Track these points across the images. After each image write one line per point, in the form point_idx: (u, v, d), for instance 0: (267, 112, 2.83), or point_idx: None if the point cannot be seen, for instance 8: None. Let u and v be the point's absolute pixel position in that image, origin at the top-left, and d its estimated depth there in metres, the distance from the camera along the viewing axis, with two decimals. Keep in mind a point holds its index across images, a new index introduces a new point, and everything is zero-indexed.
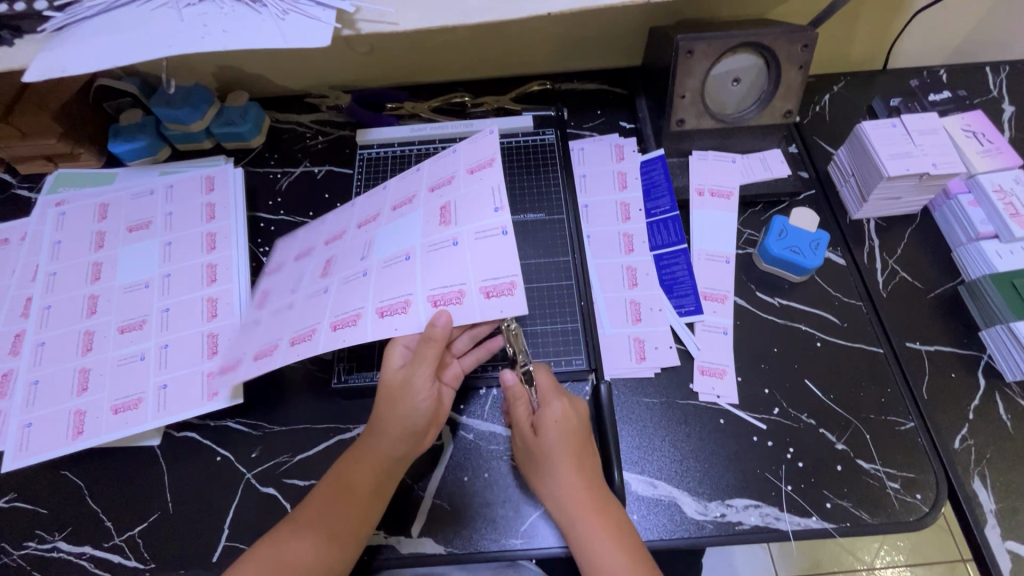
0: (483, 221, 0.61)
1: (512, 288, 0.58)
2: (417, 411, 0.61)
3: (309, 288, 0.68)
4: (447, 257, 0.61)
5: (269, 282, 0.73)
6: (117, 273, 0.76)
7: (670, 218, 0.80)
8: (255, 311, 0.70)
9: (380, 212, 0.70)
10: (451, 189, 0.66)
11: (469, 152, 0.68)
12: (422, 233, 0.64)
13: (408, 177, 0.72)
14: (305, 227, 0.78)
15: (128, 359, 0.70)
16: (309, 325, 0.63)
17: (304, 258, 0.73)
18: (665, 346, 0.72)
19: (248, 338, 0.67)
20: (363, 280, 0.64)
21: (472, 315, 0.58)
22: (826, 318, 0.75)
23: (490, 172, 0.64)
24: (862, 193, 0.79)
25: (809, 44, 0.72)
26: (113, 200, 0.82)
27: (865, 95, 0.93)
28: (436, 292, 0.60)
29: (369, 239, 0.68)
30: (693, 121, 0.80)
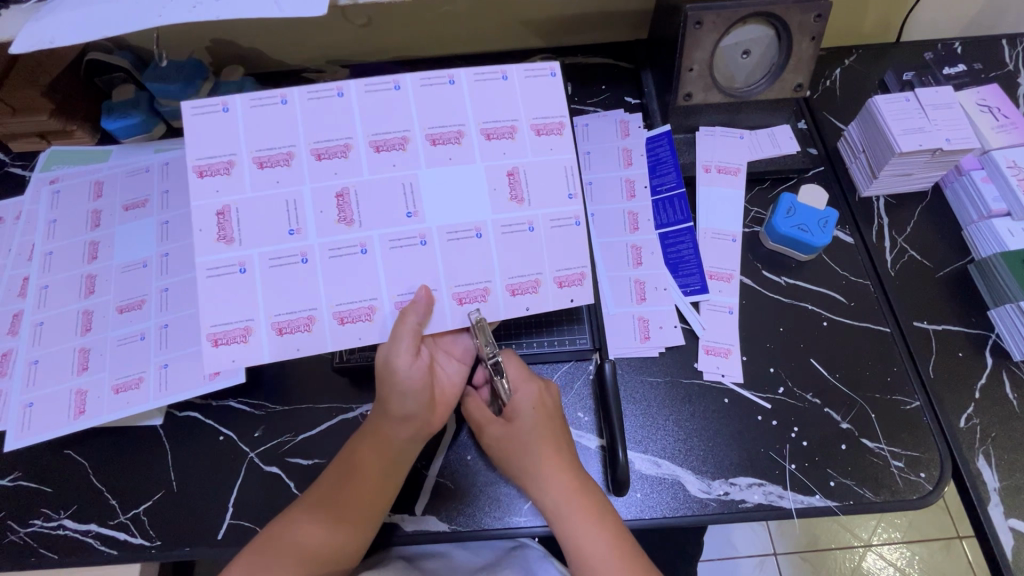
0: (556, 208, 0.61)
1: (582, 279, 0.61)
2: (407, 390, 0.58)
3: (321, 234, 0.57)
4: (524, 243, 0.60)
5: (229, 195, 0.56)
6: (114, 251, 0.75)
7: (676, 195, 0.78)
8: (224, 248, 0.56)
9: (410, 134, 0.59)
10: (515, 148, 0.60)
11: (527, 94, 0.61)
12: (490, 207, 0.60)
13: (441, 96, 0.60)
14: (259, 103, 0.57)
15: (128, 338, 0.70)
16: (360, 302, 0.58)
17: (281, 170, 0.57)
18: (670, 325, 0.72)
19: (245, 300, 0.56)
20: (421, 250, 0.59)
21: (546, 304, 0.61)
22: (835, 297, 0.74)
23: (560, 145, 0.61)
24: (873, 169, 0.77)
25: (822, 14, 0.70)
26: (107, 177, 0.80)
27: (876, 69, 0.90)
28: (513, 281, 0.60)
29: (406, 183, 0.59)
30: (701, 95, 0.77)
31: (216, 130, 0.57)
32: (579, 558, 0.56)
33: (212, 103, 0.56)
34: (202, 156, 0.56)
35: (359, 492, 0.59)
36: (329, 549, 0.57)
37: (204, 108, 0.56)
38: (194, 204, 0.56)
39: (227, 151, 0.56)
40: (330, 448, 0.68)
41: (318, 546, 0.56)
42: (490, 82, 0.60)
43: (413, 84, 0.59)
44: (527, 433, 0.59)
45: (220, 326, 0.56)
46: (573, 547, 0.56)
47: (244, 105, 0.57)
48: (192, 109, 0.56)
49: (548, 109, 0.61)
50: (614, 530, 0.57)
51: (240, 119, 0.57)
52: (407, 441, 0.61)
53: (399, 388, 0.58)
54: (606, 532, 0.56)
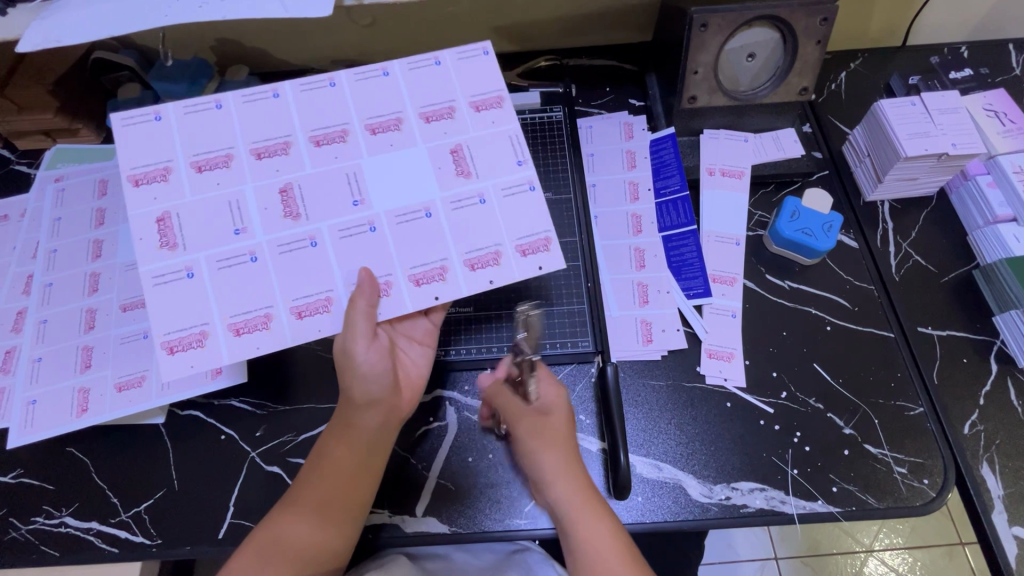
0: (507, 176, 0.60)
1: (547, 245, 0.59)
2: (365, 375, 0.58)
3: (268, 231, 0.57)
4: (477, 216, 0.59)
5: (167, 201, 0.56)
6: (117, 250, 0.75)
7: (680, 198, 0.78)
8: (168, 254, 0.55)
9: (350, 126, 0.60)
10: (456, 126, 0.61)
11: (464, 75, 0.62)
12: (438, 184, 0.59)
13: (377, 88, 0.61)
14: (191, 109, 0.58)
15: (131, 337, 0.70)
16: (317, 294, 0.56)
17: (221, 172, 0.57)
18: (672, 329, 0.71)
19: (196, 305, 0.55)
20: (373, 237, 0.58)
21: (510, 275, 0.58)
22: (838, 301, 0.73)
23: (502, 117, 0.61)
24: (878, 173, 0.77)
25: (828, 18, 0.69)
26: (112, 176, 0.81)
27: (883, 73, 0.90)
28: (472, 256, 0.58)
29: (350, 173, 0.59)
30: (705, 98, 0.77)
31: (148, 137, 0.57)
32: (586, 557, 0.55)
33: (142, 112, 0.57)
34: (137, 165, 0.56)
35: (336, 487, 0.59)
36: (316, 546, 0.57)
37: (135, 119, 0.57)
38: (132, 215, 0.55)
39: (163, 157, 0.57)
40: None
41: (301, 544, 0.56)
42: (422, 69, 0.62)
43: (349, 80, 0.60)
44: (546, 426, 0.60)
45: (174, 332, 0.54)
46: (579, 545, 0.55)
47: (177, 113, 0.57)
48: (121, 121, 0.57)
49: (483, 85, 0.62)
50: (618, 532, 0.56)
51: (173, 126, 0.57)
52: (378, 431, 0.60)
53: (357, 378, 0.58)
54: (610, 533, 0.56)
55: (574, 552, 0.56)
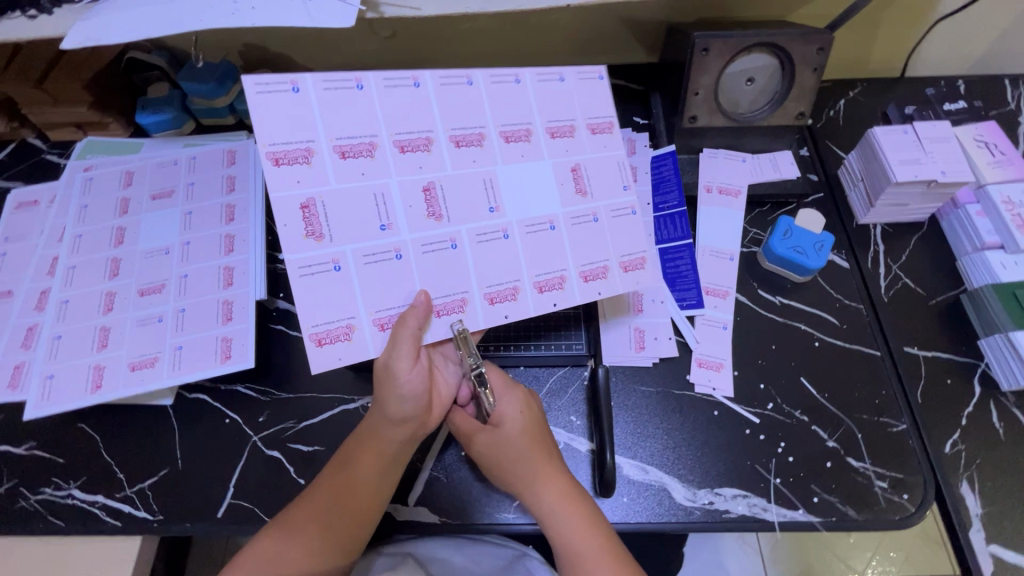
0: (615, 200, 0.69)
1: (644, 262, 0.69)
2: (407, 395, 0.61)
3: (413, 230, 0.62)
4: (590, 233, 0.67)
5: (314, 189, 0.58)
6: (139, 238, 0.78)
7: (677, 213, 0.81)
8: (317, 245, 0.58)
9: (532, 127, 0.66)
10: (574, 146, 0.68)
11: (583, 96, 0.69)
12: (559, 201, 0.67)
13: (511, 93, 0.66)
14: (330, 86, 0.59)
15: (146, 320, 0.72)
16: (454, 295, 0.63)
17: (365, 161, 0.60)
18: (665, 337, 0.74)
19: (346, 297, 0.59)
20: (505, 242, 0.65)
21: (616, 289, 0.67)
22: (828, 319, 0.76)
23: (613, 142, 0.69)
24: (870, 198, 0.79)
25: (825, 48, 0.73)
26: (138, 168, 0.85)
27: (880, 103, 0.94)
28: (586, 268, 0.67)
29: (486, 178, 0.65)
30: (706, 118, 0.81)
31: (284, 110, 0.57)
32: (572, 561, 0.58)
33: (281, 82, 0.57)
34: (278, 144, 0.57)
35: (351, 495, 0.62)
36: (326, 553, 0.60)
37: (272, 86, 0.57)
38: (277, 196, 0.57)
39: (305, 138, 0.58)
40: (330, 435, 0.71)
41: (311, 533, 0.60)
42: (550, 81, 0.68)
43: (485, 81, 0.65)
44: (514, 440, 0.62)
45: (322, 325, 0.58)
46: (566, 551, 0.59)
47: (316, 87, 0.58)
48: (256, 86, 0.57)
49: (599, 110, 0.69)
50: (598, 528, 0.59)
51: (313, 101, 0.58)
52: (405, 443, 0.63)
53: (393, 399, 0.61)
54: (588, 527, 0.59)
55: (561, 557, 0.59)
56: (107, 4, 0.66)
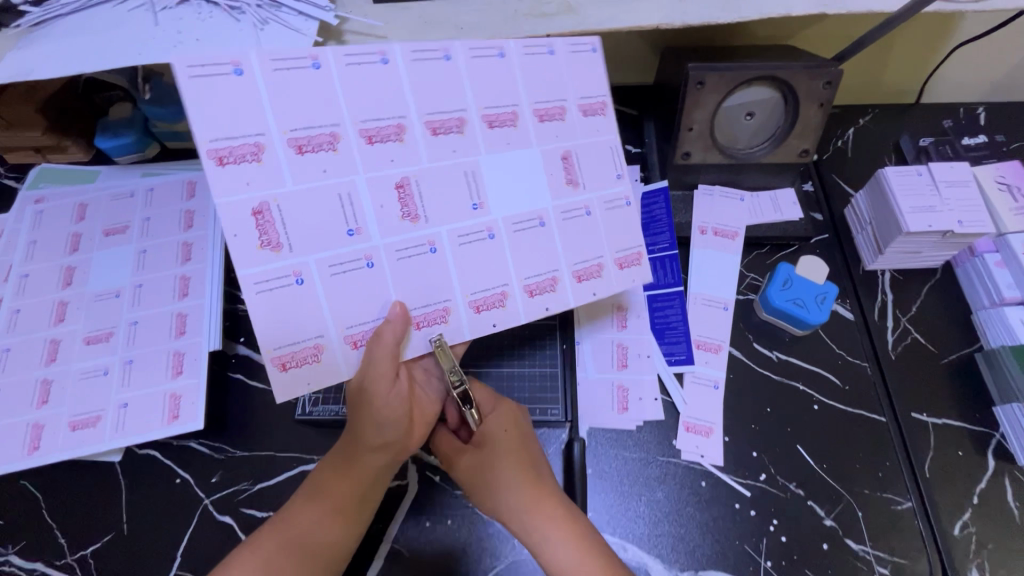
0: (609, 190, 0.63)
1: (639, 258, 0.64)
2: (384, 419, 0.56)
3: (385, 235, 0.54)
4: (583, 227, 0.62)
5: (269, 192, 0.50)
6: (89, 278, 0.73)
7: (668, 256, 0.75)
8: (276, 258, 0.51)
9: (519, 109, 0.59)
10: (566, 130, 0.61)
11: (575, 70, 0.62)
12: (550, 193, 0.60)
13: (495, 70, 0.58)
14: (280, 66, 0.50)
15: (90, 374, 0.67)
16: (433, 304, 0.56)
17: (326, 156, 0.52)
18: (650, 398, 0.68)
19: (312, 315, 0.53)
20: (491, 243, 0.58)
21: (612, 288, 0.63)
22: (829, 378, 0.70)
23: (605, 125, 0.63)
24: (878, 243, 0.73)
25: (832, 81, 0.66)
26: (92, 200, 0.79)
27: (892, 132, 0.87)
28: (579, 268, 0.61)
29: (468, 171, 0.57)
30: (700, 155, 0.74)
31: (227, 97, 0.49)
32: None
33: (220, 65, 0.48)
34: (221, 138, 0.49)
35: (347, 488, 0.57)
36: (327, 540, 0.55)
37: (209, 71, 0.48)
38: (222, 203, 0.49)
39: (254, 132, 0.50)
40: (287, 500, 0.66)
41: (320, 536, 0.55)
42: (538, 55, 0.60)
43: (463, 55, 0.57)
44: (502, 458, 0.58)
45: (286, 347, 0.52)
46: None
47: (263, 66, 0.49)
48: (189, 69, 0.48)
49: (591, 88, 0.62)
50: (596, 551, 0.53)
51: (260, 83, 0.49)
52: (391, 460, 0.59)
53: (375, 415, 0.56)
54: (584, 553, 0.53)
55: None
56: (44, 33, 0.61)
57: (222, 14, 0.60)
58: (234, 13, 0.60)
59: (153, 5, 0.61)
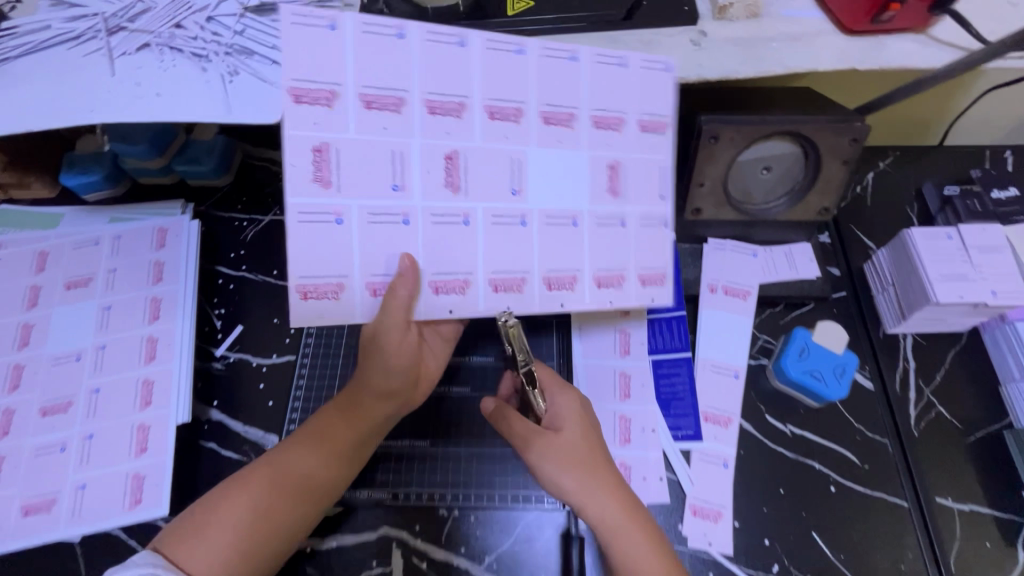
0: (648, 209, 0.56)
1: (663, 281, 0.58)
2: (392, 370, 0.56)
3: (426, 197, 0.51)
4: (614, 239, 0.56)
5: (337, 135, 0.48)
6: (48, 339, 0.67)
7: (676, 318, 0.70)
8: (323, 193, 0.49)
9: (577, 112, 0.53)
10: (619, 141, 0.55)
11: (638, 85, 0.54)
12: (589, 196, 0.55)
13: (562, 72, 0.52)
14: (369, 28, 0.48)
15: (47, 449, 0.62)
16: (455, 274, 0.53)
17: (389, 116, 0.49)
18: (655, 477, 0.63)
19: (341, 254, 0.51)
20: (523, 230, 0.54)
21: (627, 302, 0.57)
22: (846, 456, 0.65)
23: (664, 147, 0.56)
24: (901, 307, 0.67)
25: (858, 137, 0.61)
26: (54, 248, 0.73)
27: (914, 176, 0.81)
28: (601, 273, 0.56)
29: (515, 158, 0.52)
30: (711, 211, 0.69)
31: (314, 46, 0.47)
32: None
33: (319, 16, 0.47)
34: (303, 78, 0.47)
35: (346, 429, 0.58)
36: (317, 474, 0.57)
37: (308, 17, 0.47)
38: (288, 133, 0.47)
39: (332, 79, 0.48)
40: None
41: (294, 486, 0.55)
42: (607, 65, 0.53)
43: (537, 53, 0.51)
44: (575, 441, 0.54)
45: (310, 277, 0.50)
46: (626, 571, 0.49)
47: (353, 27, 0.48)
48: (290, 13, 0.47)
49: (656, 103, 0.55)
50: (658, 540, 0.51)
51: (348, 41, 0.48)
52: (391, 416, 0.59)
53: (388, 365, 0.55)
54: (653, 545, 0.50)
55: None
56: None
57: (187, 62, 0.54)
58: (200, 62, 0.54)
59: (110, 50, 0.55)
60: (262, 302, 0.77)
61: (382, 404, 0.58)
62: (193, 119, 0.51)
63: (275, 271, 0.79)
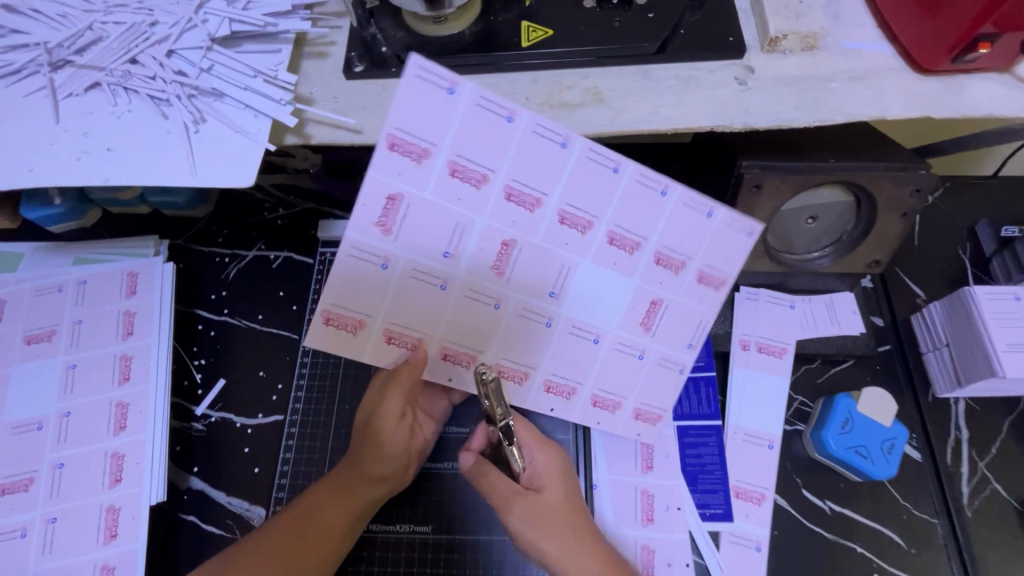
0: (673, 352, 0.55)
1: (659, 420, 0.56)
2: (387, 455, 0.53)
3: (471, 272, 0.50)
4: (624, 369, 0.55)
5: (400, 182, 0.46)
6: (5, 404, 0.61)
7: (704, 378, 0.63)
8: (378, 236, 0.47)
9: (645, 243, 0.51)
10: (672, 283, 0.52)
11: (677, 219, 0.50)
12: (620, 321, 0.53)
13: (648, 205, 0.49)
14: (485, 105, 0.44)
15: (8, 534, 0.56)
16: (468, 349, 0.52)
17: (467, 189, 0.47)
18: (681, 563, 0.57)
19: (372, 295, 0.49)
20: (544, 331, 0.53)
21: (614, 429, 0.56)
22: (891, 538, 0.59)
23: (711, 299, 0.53)
24: (957, 373, 0.60)
25: (922, 189, 0.53)
26: (12, 295, 0.66)
27: (967, 211, 0.73)
28: (603, 394, 0.55)
29: (566, 266, 0.51)
30: (747, 261, 0.61)
31: (425, 104, 0.44)
32: None
33: (443, 75, 0.43)
34: (402, 127, 0.44)
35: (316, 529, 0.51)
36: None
37: (432, 73, 0.43)
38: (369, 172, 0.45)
39: (429, 138, 0.45)
40: None
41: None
42: (649, 189, 0.49)
43: (583, 151, 0.46)
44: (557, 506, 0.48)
45: (339, 304, 0.49)
46: None
47: (472, 98, 0.44)
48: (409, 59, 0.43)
49: (687, 244, 0.51)
50: None
51: (457, 112, 0.44)
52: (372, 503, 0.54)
53: (381, 451, 0.52)
54: None
55: None
56: None
57: (145, 106, 0.46)
58: (161, 106, 0.46)
59: (52, 89, 0.47)
60: (245, 352, 0.70)
61: (360, 489, 0.53)
62: (150, 178, 0.44)
63: (260, 316, 0.72)
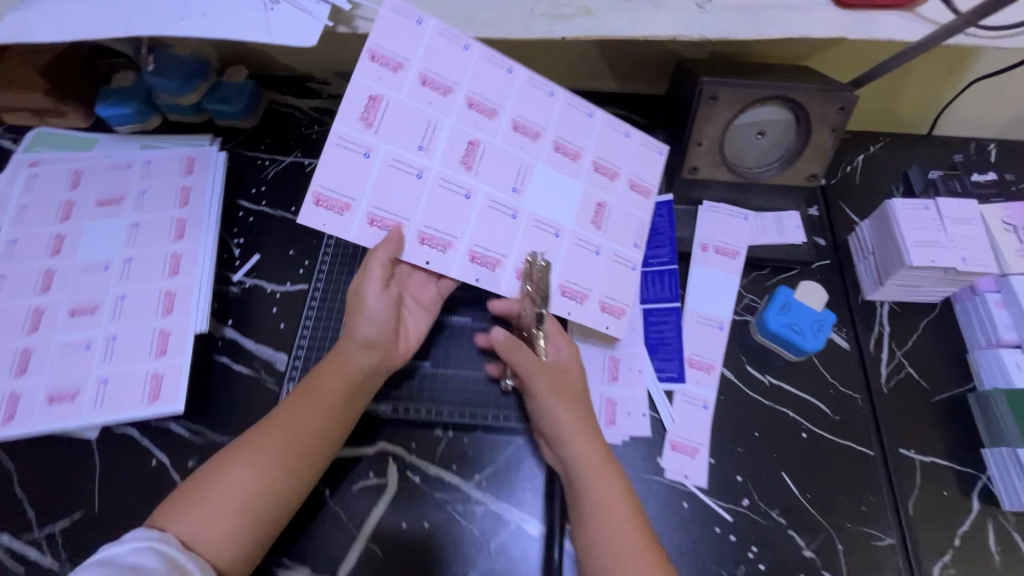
0: (621, 250, 0.66)
1: (622, 314, 0.65)
2: (370, 317, 0.61)
3: (444, 162, 0.60)
4: (582, 262, 0.64)
5: (382, 86, 0.59)
6: (78, 249, 0.72)
7: (667, 271, 0.74)
8: (361, 129, 0.58)
9: (582, 153, 0.66)
10: (609, 188, 0.66)
11: (603, 138, 0.67)
12: (573, 218, 0.64)
13: (578, 123, 0.66)
14: (446, 35, 0.61)
15: (74, 345, 0.66)
16: (445, 231, 0.60)
17: (435, 95, 0.60)
18: (638, 414, 0.68)
19: (358, 181, 0.58)
20: (510, 222, 0.62)
21: (583, 319, 0.64)
22: (819, 408, 0.69)
23: (642, 206, 0.68)
24: (880, 274, 0.72)
25: (845, 107, 0.66)
26: (89, 168, 0.78)
27: (903, 161, 0.86)
28: (568, 284, 0.63)
29: (522, 165, 0.63)
30: (708, 171, 0.74)
31: (401, 32, 0.59)
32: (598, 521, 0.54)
33: (411, 10, 0.59)
34: (381, 45, 0.59)
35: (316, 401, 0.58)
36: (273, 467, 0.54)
37: (403, 10, 0.59)
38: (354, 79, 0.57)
39: (404, 55, 0.59)
40: None
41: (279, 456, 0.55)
42: (580, 113, 0.66)
43: (524, 77, 0.64)
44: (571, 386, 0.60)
45: (329, 189, 0.57)
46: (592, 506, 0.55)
47: (435, 28, 0.60)
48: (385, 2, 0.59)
49: (614, 156, 0.67)
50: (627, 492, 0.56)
51: (426, 36, 0.60)
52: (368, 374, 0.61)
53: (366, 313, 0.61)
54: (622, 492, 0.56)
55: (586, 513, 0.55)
56: None
57: None
58: None
59: None
60: (277, 235, 0.81)
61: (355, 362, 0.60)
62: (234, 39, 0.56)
63: (293, 208, 0.83)
